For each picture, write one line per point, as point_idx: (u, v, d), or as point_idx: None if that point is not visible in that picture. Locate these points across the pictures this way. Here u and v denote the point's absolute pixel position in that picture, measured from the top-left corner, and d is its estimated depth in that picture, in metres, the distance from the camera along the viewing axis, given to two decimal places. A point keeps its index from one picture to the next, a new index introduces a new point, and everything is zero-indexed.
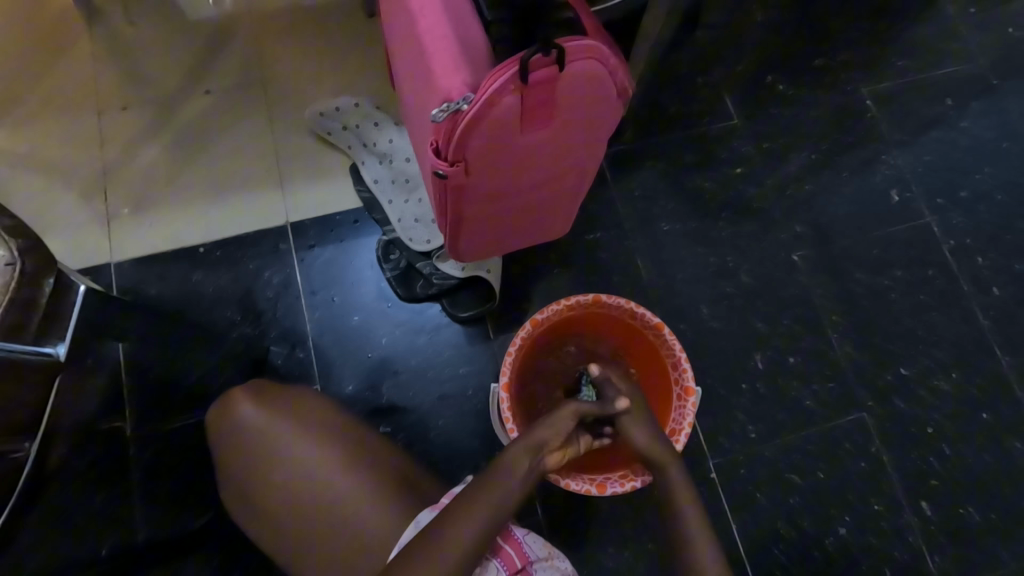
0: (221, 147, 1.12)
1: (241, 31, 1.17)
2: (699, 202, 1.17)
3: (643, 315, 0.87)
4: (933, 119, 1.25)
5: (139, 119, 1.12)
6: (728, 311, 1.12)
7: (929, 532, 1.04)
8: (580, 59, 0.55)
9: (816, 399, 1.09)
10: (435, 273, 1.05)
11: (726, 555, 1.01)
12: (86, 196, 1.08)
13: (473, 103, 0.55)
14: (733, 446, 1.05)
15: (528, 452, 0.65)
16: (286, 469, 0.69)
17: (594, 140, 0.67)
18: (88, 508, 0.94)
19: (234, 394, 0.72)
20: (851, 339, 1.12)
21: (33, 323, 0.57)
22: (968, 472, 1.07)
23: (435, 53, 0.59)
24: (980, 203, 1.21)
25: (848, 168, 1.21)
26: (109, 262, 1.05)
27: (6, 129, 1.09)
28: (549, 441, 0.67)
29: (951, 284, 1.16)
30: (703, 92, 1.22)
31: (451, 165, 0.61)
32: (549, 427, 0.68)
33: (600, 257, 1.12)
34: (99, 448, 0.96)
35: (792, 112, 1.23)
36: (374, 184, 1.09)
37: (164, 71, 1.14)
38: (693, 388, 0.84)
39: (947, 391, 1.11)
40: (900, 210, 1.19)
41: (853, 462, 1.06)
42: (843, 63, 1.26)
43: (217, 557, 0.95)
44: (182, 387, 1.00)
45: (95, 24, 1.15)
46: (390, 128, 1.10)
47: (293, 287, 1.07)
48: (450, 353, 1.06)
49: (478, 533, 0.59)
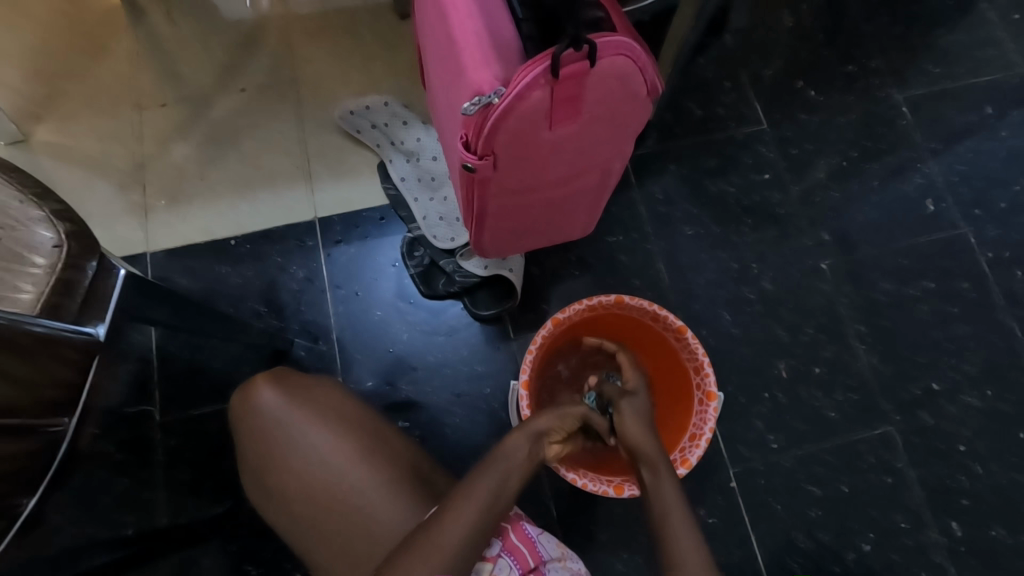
0: (252, 144, 1.15)
1: (275, 31, 1.20)
2: (724, 207, 1.16)
3: (666, 317, 0.87)
4: (969, 127, 1.21)
5: (176, 114, 1.16)
6: (749, 317, 1.10)
7: (956, 551, 1.01)
8: (610, 55, 0.56)
9: (840, 410, 1.06)
10: (457, 270, 1.06)
11: (741, 566, 0.99)
12: (124, 188, 1.12)
13: (503, 97, 0.56)
14: (751, 454, 1.04)
15: (528, 439, 0.67)
16: (303, 455, 0.70)
17: (619, 139, 0.67)
18: (115, 489, 0.97)
19: (256, 380, 0.72)
20: (878, 350, 1.09)
21: (74, 304, 0.59)
22: (1000, 492, 1.04)
23: (468, 48, 0.60)
24: (1017, 214, 1.17)
25: (878, 176, 1.18)
26: (142, 251, 1.08)
27: (52, 121, 1.14)
28: (553, 431, 0.71)
29: (985, 297, 1.13)
30: (730, 96, 1.21)
31: (480, 159, 0.62)
32: (557, 417, 0.71)
33: (620, 259, 1.12)
34: (126, 431, 0.99)
35: (821, 118, 1.21)
36: (400, 182, 1.10)
37: (201, 69, 1.18)
38: (714, 392, 0.83)
39: (978, 407, 1.07)
40: (932, 219, 1.16)
41: (877, 476, 1.04)
42: (876, 69, 1.24)
43: (235, 542, 0.97)
44: (207, 375, 1.03)
45: (138, 23, 1.19)
46: (418, 127, 1.13)
47: (318, 281, 1.09)
48: (468, 352, 1.07)
49: (470, 536, 0.59)
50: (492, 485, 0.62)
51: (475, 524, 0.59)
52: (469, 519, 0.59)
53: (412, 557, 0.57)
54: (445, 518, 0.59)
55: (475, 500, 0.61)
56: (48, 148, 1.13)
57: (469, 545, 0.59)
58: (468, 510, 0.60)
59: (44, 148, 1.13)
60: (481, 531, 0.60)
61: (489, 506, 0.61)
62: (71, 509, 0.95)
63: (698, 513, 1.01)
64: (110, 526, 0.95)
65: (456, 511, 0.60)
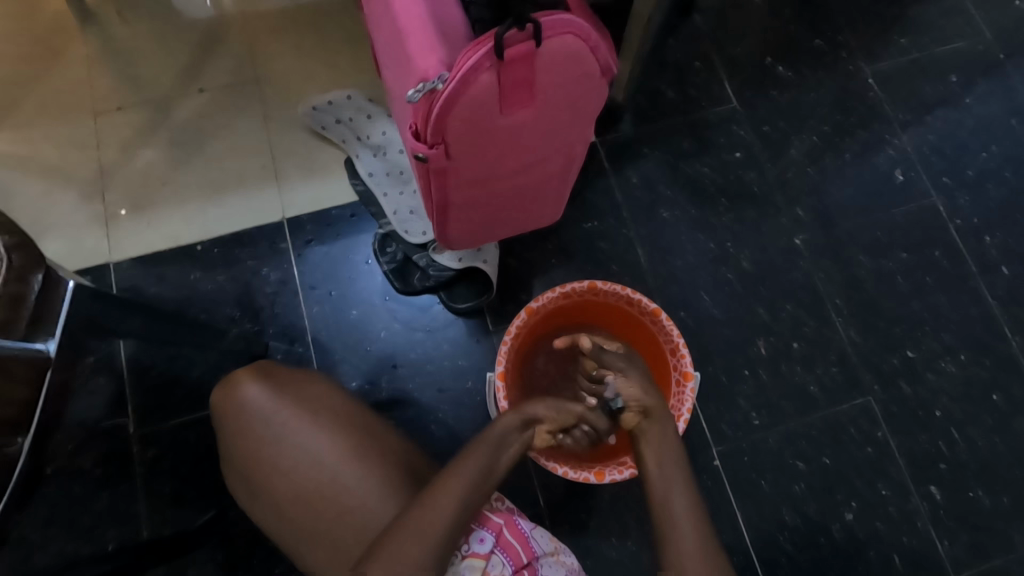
0: (217, 145, 1.12)
1: (235, 29, 1.17)
2: (699, 187, 1.15)
3: (640, 301, 0.87)
4: (937, 97, 1.22)
5: (136, 118, 1.12)
6: (729, 297, 1.10)
7: (939, 517, 1.02)
8: (557, 35, 0.54)
9: (821, 385, 1.07)
10: (432, 265, 1.05)
11: (731, 544, 1.00)
12: (85, 197, 1.08)
13: (448, 82, 0.55)
14: (736, 433, 1.04)
15: (520, 422, 0.69)
16: (293, 455, 0.68)
17: (577, 121, 0.66)
18: (93, 506, 0.95)
19: (238, 376, 0.71)
20: (857, 323, 1.10)
21: (24, 318, 0.55)
22: (979, 456, 1.05)
23: (411, 34, 0.58)
24: (987, 181, 1.18)
25: (850, 151, 1.18)
26: (108, 262, 1.05)
27: (6, 131, 1.10)
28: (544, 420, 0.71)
29: (958, 265, 1.14)
30: (701, 76, 1.20)
31: (432, 148, 0.61)
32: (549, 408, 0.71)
33: (598, 246, 1.11)
34: (103, 446, 0.97)
35: (793, 94, 1.21)
36: (369, 177, 1.08)
37: (159, 71, 1.14)
38: (691, 372, 0.83)
39: (955, 373, 1.09)
40: (904, 191, 1.17)
41: (860, 448, 1.05)
42: (845, 43, 1.24)
43: (221, 552, 0.96)
44: (183, 385, 1.01)
45: (91, 26, 1.15)
46: (383, 121, 1.10)
47: (292, 284, 1.07)
48: (448, 347, 1.06)
49: (454, 513, 0.59)
50: (480, 462, 0.62)
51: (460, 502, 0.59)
52: (457, 497, 0.59)
53: (396, 537, 0.57)
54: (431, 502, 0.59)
55: (464, 478, 0.61)
56: (3, 159, 1.09)
57: (457, 519, 0.59)
58: (457, 489, 0.60)
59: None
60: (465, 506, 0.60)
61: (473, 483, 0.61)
62: (50, 528, 0.93)
63: None
64: (91, 542, 0.93)
65: (445, 488, 0.60)
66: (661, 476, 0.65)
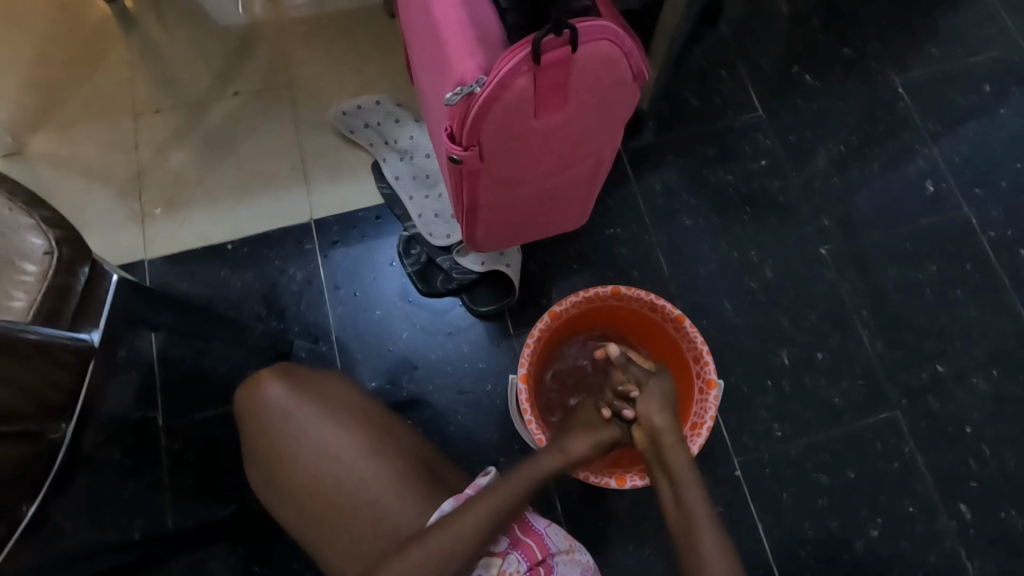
0: (249, 147, 1.15)
1: (268, 35, 1.20)
2: (723, 195, 1.15)
3: (663, 307, 0.86)
4: (970, 108, 1.20)
5: (172, 120, 1.16)
6: (751, 306, 1.09)
7: (969, 537, 0.99)
8: (594, 40, 0.55)
9: (846, 397, 1.05)
10: (455, 267, 1.06)
11: (750, 557, 0.99)
12: (122, 196, 1.12)
13: (486, 85, 0.56)
14: (757, 444, 1.03)
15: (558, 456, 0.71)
16: (313, 450, 0.70)
17: (609, 126, 0.67)
18: (122, 495, 0.97)
19: (262, 375, 0.72)
20: (883, 335, 1.08)
21: (70, 309, 0.59)
22: (1010, 476, 1.02)
23: (449, 38, 0.60)
24: (1021, 194, 1.15)
25: (879, 161, 1.17)
26: (143, 259, 1.09)
27: (50, 132, 1.15)
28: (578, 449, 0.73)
29: (991, 278, 1.11)
30: (726, 84, 1.20)
31: (466, 150, 0.62)
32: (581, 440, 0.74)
33: (619, 252, 1.11)
34: (131, 437, 1.00)
35: (819, 103, 1.20)
36: (395, 181, 1.11)
37: (196, 75, 1.18)
38: (715, 380, 0.83)
39: (986, 389, 1.06)
40: (935, 202, 1.15)
41: (885, 463, 1.02)
42: (873, 52, 1.22)
43: (242, 544, 0.97)
44: (211, 379, 1.03)
45: (131, 31, 1.20)
46: (411, 125, 1.13)
47: (317, 283, 1.09)
48: (468, 349, 1.07)
49: (482, 535, 0.61)
50: (508, 495, 0.64)
51: (483, 533, 0.61)
52: (486, 516, 0.62)
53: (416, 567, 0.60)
54: (460, 519, 0.61)
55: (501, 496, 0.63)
56: (46, 158, 1.14)
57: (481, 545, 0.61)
58: (486, 508, 0.62)
59: (43, 159, 1.13)
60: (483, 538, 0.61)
61: (496, 515, 0.62)
62: (79, 515, 0.96)
63: None
64: (118, 531, 0.96)
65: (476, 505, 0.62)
66: (683, 508, 0.66)
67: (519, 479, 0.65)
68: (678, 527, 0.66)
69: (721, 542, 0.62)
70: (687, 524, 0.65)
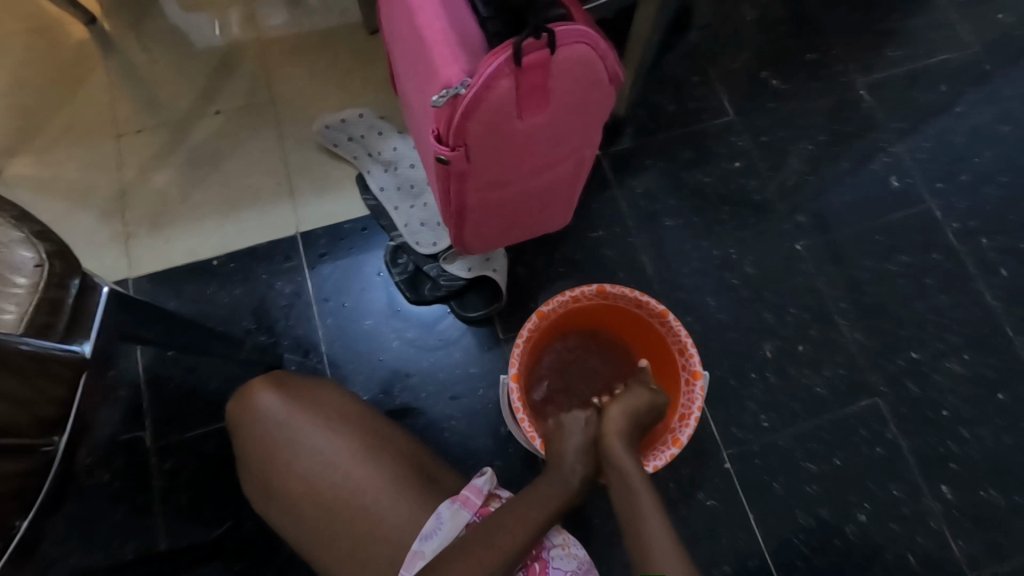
0: (233, 164, 1.16)
1: (250, 53, 1.22)
2: (701, 196, 1.18)
3: (648, 303, 0.88)
4: (930, 106, 1.26)
5: (154, 139, 1.16)
6: (734, 302, 1.12)
7: (954, 516, 1.02)
8: (570, 43, 0.58)
9: (829, 387, 1.08)
10: (442, 275, 1.07)
11: (745, 547, 1.00)
12: (105, 216, 1.12)
13: (470, 87, 0.58)
14: (746, 436, 1.05)
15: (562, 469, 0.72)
16: (304, 456, 0.70)
17: (588, 126, 0.70)
18: (112, 519, 0.95)
19: (253, 385, 0.73)
20: (862, 325, 1.12)
21: (61, 322, 0.58)
22: (988, 455, 1.06)
23: (434, 45, 0.62)
24: (982, 185, 1.21)
25: (847, 159, 1.22)
26: (128, 278, 1.08)
27: (29, 155, 1.14)
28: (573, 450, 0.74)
29: (958, 266, 1.16)
30: (699, 89, 1.24)
31: (453, 151, 0.64)
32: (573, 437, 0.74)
33: (604, 254, 1.14)
34: (121, 458, 0.98)
35: (788, 105, 1.25)
36: (380, 192, 1.11)
37: (177, 94, 1.19)
38: (701, 371, 0.84)
39: (961, 373, 1.10)
40: (902, 195, 1.20)
41: (870, 449, 1.05)
42: (836, 56, 1.28)
43: (237, 562, 0.96)
44: (200, 397, 1.02)
45: (111, 54, 1.20)
46: (394, 137, 1.14)
47: (306, 296, 1.09)
48: (460, 355, 1.08)
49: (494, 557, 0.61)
50: (522, 520, 0.64)
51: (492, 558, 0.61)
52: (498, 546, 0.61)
53: None
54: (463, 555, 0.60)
55: (512, 523, 0.63)
56: (27, 182, 1.13)
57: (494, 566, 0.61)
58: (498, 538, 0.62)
59: (23, 183, 1.13)
60: (504, 565, 0.61)
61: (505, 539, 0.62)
62: (69, 539, 0.94)
63: (699, 498, 1.02)
64: (109, 555, 0.94)
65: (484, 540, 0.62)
66: (630, 503, 0.65)
67: (529, 503, 0.66)
68: (626, 521, 0.64)
69: (667, 530, 0.61)
70: (633, 516, 0.64)
